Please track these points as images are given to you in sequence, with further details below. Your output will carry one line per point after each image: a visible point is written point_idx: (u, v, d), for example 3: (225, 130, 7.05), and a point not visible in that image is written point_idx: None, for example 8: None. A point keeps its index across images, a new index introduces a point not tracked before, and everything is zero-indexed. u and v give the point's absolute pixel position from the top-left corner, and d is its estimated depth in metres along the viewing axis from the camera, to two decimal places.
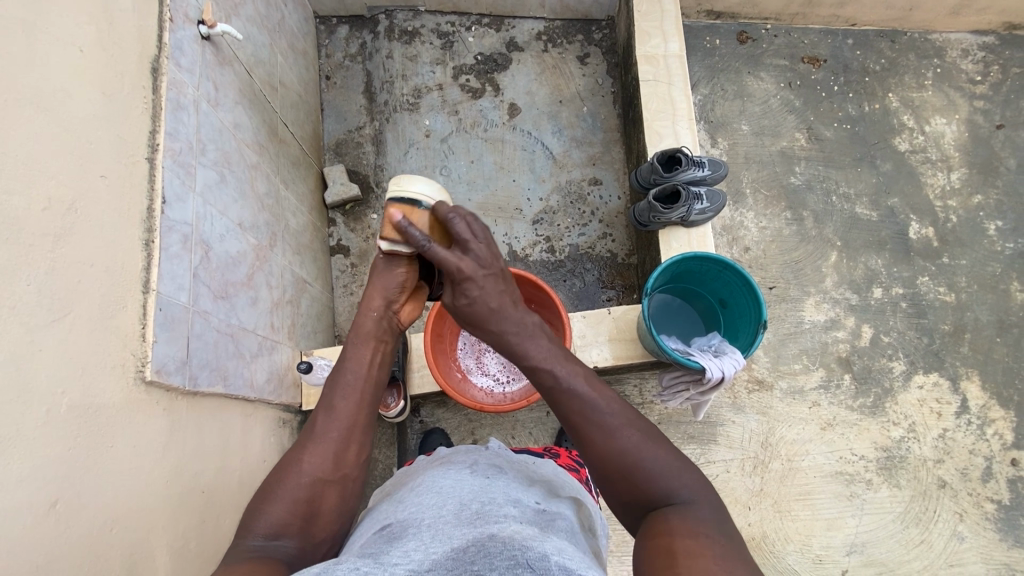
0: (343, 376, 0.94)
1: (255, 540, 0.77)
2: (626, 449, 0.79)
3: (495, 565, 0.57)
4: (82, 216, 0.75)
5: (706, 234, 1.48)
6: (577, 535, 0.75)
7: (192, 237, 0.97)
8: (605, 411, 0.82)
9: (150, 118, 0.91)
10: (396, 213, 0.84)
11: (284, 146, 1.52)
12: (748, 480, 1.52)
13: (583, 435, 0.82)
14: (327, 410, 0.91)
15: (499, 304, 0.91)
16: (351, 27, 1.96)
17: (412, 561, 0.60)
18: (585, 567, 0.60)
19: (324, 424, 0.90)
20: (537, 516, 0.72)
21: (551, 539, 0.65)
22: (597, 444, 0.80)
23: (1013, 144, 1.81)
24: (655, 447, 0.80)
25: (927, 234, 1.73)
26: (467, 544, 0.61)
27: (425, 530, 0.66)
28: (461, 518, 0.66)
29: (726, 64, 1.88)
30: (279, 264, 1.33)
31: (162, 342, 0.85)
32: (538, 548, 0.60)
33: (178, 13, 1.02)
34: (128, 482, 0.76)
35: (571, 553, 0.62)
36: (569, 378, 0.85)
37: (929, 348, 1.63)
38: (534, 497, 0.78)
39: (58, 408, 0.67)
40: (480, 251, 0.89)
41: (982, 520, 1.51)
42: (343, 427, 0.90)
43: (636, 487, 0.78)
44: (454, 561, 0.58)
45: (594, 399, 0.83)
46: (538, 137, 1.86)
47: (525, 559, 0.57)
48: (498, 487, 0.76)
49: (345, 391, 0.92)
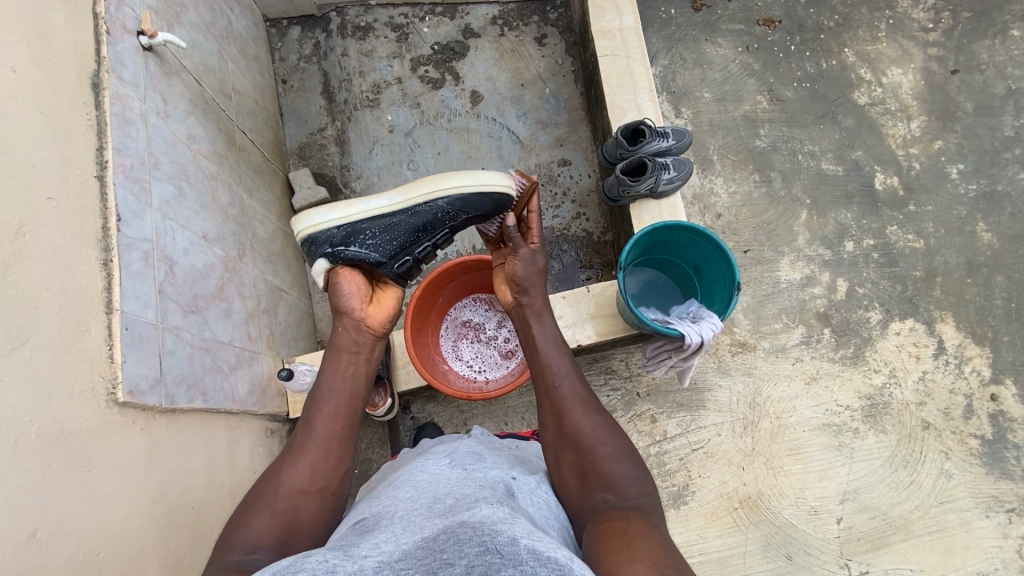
0: (320, 389, 0.99)
1: (233, 555, 0.78)
2: (595, 427, 0.91)
3: (464, 553, 0.57)
4: (32, 240, 0.72)
5: (676, 203, 1.49)
6: (548, 521, 0.78)
7: (154, 253, 0.95)
8: (584, 393, 0.97)
9: (96, 134, 0.89)
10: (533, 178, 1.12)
11: (244, 154, 1.49)
12: (739, 441, 1.55)
13: (562, 404, 0.96)
14: (305, 425, 0.96)
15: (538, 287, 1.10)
16: (302, 27, 1.92)
17: (382, 553, 0.61)
18: (556, 547, 0.59)
19: (304, 433, 0.96)
20: (509, 498, 0.75)
21: (522, 522, 0.66)
22: (573, 416, 0.93)
23: (968, 88, 1.84)
24: (616, 436, 0.91)
25: (892, 183, 1.76)
26: (437, 532, 0.62)
27: (397, 522, 0.68)
28: (433, 511, 0.69)
29: (683, 33, 1.88)
30: (250, 273, 1.32)
31: (132, 361, 0.83)
32: (508, 532, 0.60)
33: (115, 24, 0.99)
34: (110, 505, 0.75)
35: (542, 535, 0.62)
36: (559, 363, 1.02)
37: (904, 295, 1.67)
38: (511, 479, 0.82)
39: (28, 437, 0.66)
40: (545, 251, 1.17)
41: (967, 456, 1.55)
42: (319, 439, 0.95)
43: (596, 465, 0.86)
44: (424, 550, 0.59)
45: (575, 383, 0.99)
46: (503, 123, 1.85)
47: (493, 545, 0.57)
48: (475, 476, 0.79)
49: (320, 406, 0.97)
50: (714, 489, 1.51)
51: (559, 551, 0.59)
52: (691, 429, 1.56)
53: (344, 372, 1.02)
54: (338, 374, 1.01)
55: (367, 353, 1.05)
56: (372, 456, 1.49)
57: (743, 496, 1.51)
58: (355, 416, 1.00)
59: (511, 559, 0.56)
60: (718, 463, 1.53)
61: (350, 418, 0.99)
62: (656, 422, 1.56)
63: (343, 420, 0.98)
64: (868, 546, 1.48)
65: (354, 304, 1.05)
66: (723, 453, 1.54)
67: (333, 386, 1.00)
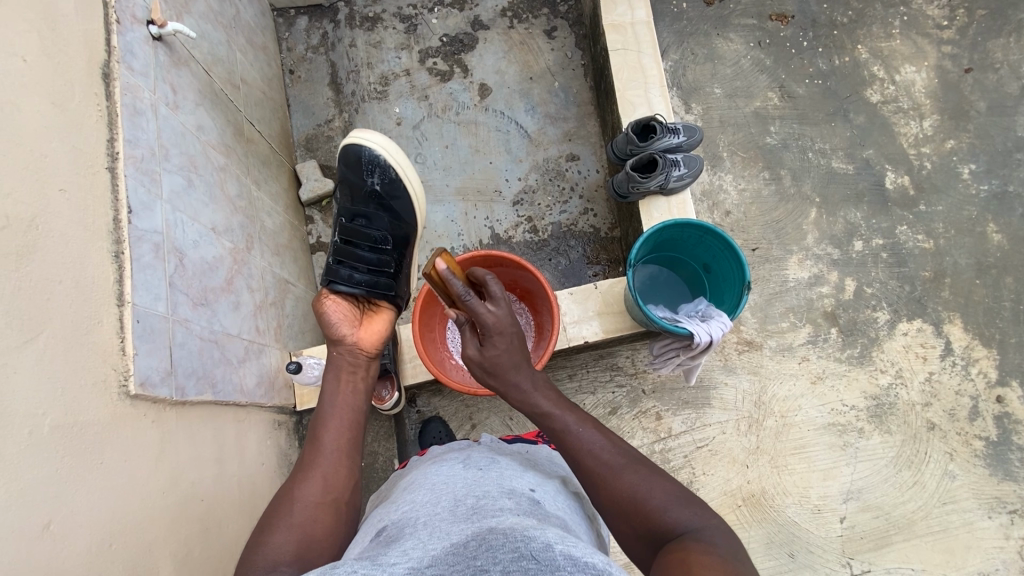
0: (324, 408, 1.02)
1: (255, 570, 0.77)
2: (637, 486, 0.82)
3: (498, 558, 0.58)
4: (45, 232, 0.72)
5: (685, 201, 1.48)
6: (572, 525, 0.80)
7: (164, 245, 0.95)
8: (611, 452, 0.87)
9: (107, 125, 0.88)
10: (442, 264, 0.90)
11: (252, 145, 1.48)
12: (744, 439, 1.55)
13: (593, 478, 0.85)
14: (312, 442, 0.98)
15: (519, 359, 0.97)
16: (310, 17, 1.91)
17: (411, 560, 0.62)
18: (589, 552, 0.61)
19: (311, 452, 0.96)
20: (531, 506, 0.76)
21: (549, 528, 0.67)
22: (608, 486, 0.83)
23: (982, 87, 1.82)
24: (661, 482, 0.82)
25: (903, 182, 1.75)
26: (467, 539, 0.63)
27: (422, 528, 0.69)
28: (457, 516, 0.70)
29: (695, 28, 1.86)
30: (258, 266, 1.31)
31: (143, 354, 0.84)
32: (541, 538, 0.61)
33: (125, 14, 0.98)
34: (123, 497, 0.75)
35: (574, 541, 0.63)
36: (579, 431, 0.90)
37: (912, 295, 1.66)
38: (529, 485, 0.83)
39: (42, 430, 0.66)
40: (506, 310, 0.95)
41: (972, 457, 1.55)
42: (329, 453, 0.96)
43: (652, 527, 0.78)
44: (456, 557, 0.61)
45: (600, 443, 0.89)
46: (511, 116, 1.84)
47: (529, 551, 0.58)
48: (492, 478, 0.81)
49: (329, 422, 1.00)
50: (718, 486, 1.52)
51: (594, 555, 0.60)
52: (697, 427, 1.56)
53: (346, 387, 1.06)
54: (339, 391, 1.05)
55: (364, 370, 1.11)
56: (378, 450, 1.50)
57: (747, 493, 1.51)
58: (359, 429, 1.02)
59: (548, 564, 0.57)
60: (722, 461, 1.54)
61: (357, 431, 1.02)
62: (661, 419, 1.56)
63: (351, 432, 1.00)
64: (871, 545, 1.49)
65: (342, 325, 1.12)
66: (728, 451, 1.54)
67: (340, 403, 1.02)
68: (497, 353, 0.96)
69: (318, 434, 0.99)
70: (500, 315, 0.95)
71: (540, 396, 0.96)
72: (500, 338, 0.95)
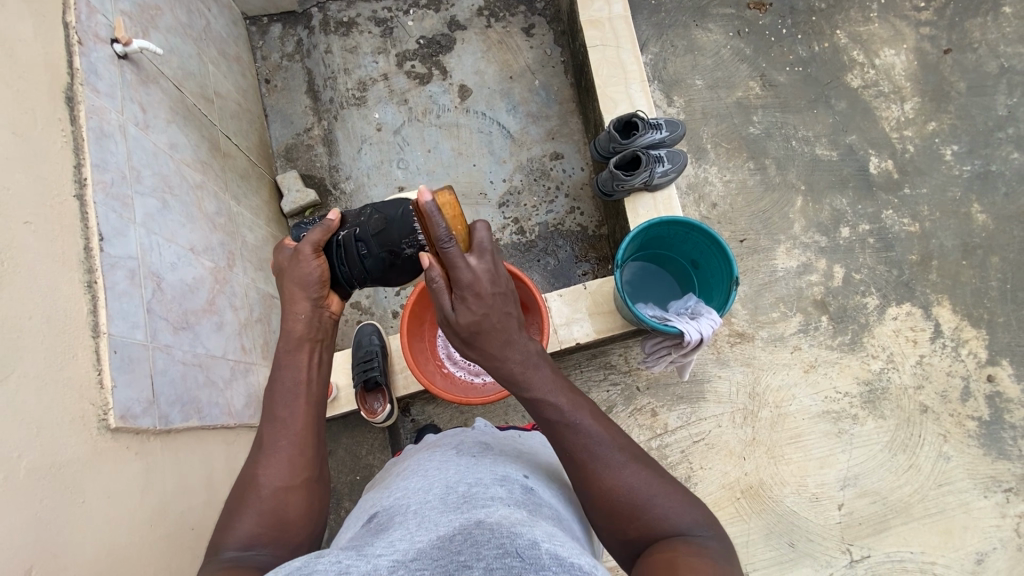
0: (281, 383, 0.92)
1: (226, 553, 0.75)
2: (635, 486, 0.77)
3: (482, 555, 0.57)
4: (10, 268, 0.70)
5: (671, 196, 1.47)
6: (564, 517, 0.80)
7: (140, 270, 0.93)
8: (609, 444, 0.80)
9: (74, 151, 0.86)
10: (425, 196, 0.77)
11: (229, 160, 1.45)
12: (740, 431, 1.55)
13: (585, 468, 0.79)
14: (271, 420, 0.90)
15: (511, 330, 0.83)
16: (284, 25, 1.88)
17: (396, 552, 0.61)
18: (575, 553, 0.60)
19: (270, 428, 0.89)
20: (524, 497, 0.76)
21: (539, 524, 0.67)
22: (605, 481, 0.78)
23: (962, 67, 1.82)
24: (660, 483, 0.78)
25: (887, 167, 1.75)
26: (453, 532, 0.62)
27: (411, 516, 0.69)
28: (447, 504, 0.70)
29: (673, 19, 1.85)
30: (241, 283, 1.29)
31: (123, 386, 0.82)
32: (527, 536, 0.60)
33: (87, 34, 0.96)
34: (108, 534, 0.74)
35: (562, 540, 0.63)
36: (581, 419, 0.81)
37: (900, 280, 1.66)
38: (521, 473, 0.83)
39: (16, 472, 0.64)
40: (492, 267, 0.82)
41: (965, 438, 1.56)
42: (293, 434, 0.89)
43: (644, 531, 0.75)
44: (440, 550, 0.59)
45: (598, 434, 0.81)
46: (493, 117, 1.82)
47: (514, 548, 0.57)
48: (484, 465, 0.81)
49: (288, 400, 0.91)
50: (716, 480, 1.52)
51: (581, 557, 0.59)
52: (692, 421, 1.56)
53: (310, 362, 0.95)
54: (303, 365, 0.94)
55: (329, 335, 1.00)
56: (373, 461, 1.49)
57: (746, 485, 1.52)
58: (323, 403, 0.94)
59: (533, 563, 0.56)
60: (719, 454, 1.54)
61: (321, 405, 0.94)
62: (656, 416, 1.56)
63: (314, 409, 0.92)
64: (870, 530, 1.49)
65: (317, 286, 0.97)
66: (724, 444, 1.54)
67: (299, 377, 0.93)
68: (476, 317, 0.81)
69: (276, 412, 0.90)
70: (479, 274, 0.80)
71: (535, 380, 0.83)
72: (476, 301, 0.81)
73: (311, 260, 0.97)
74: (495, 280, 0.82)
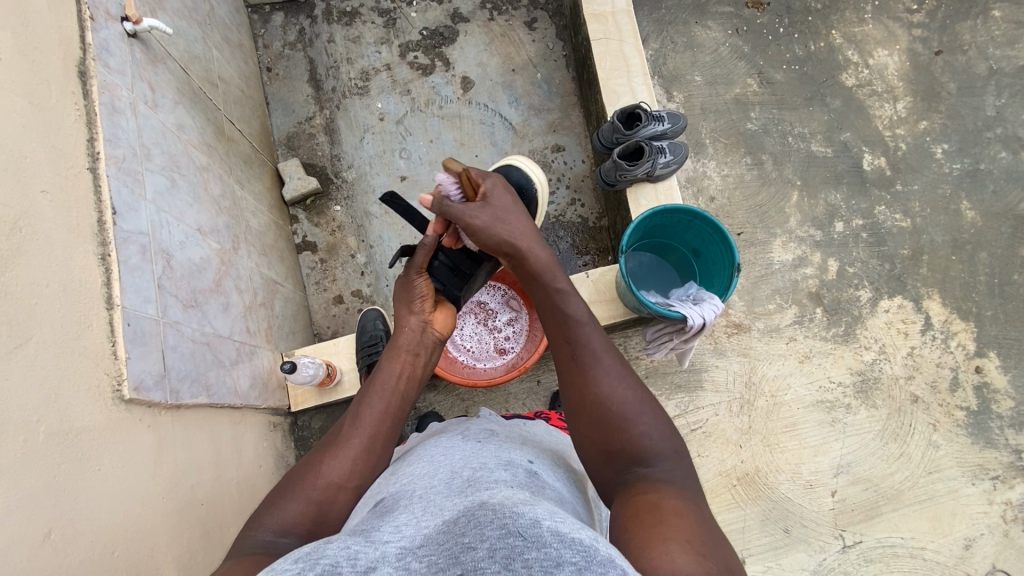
0: (372, 384, 0.99)
1: (263, 537, 0.78)
2: (629, 403, 0.86)
3: (486, 537, 0.56)
4: (28, 235, 0.70)
5: (672, 187, 1.50)
6: (573, 503, 0.80)
7: (151, 246, 0.93)
8: (613, 361, 0.90)
9: (86, 125, 0.86)
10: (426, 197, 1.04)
11: (233, 144, 1.45)
12: (736, 419, 1.58)
13: (585, 381, 0.89)
14: (353, 417, 0.94)
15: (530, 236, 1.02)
16: (286, 13, 1.87)
17: (403, 540, 0.61)
18: (579, 528, 0.58)
19: (350, 426, 0.93)
20: (528, 480, 0.75)
21: (541, 503, 0.65)
22: (602, 394, 0.87)
23: (953, 68, 1.87)
24: (650, 406, 0.87)
25: (880, 164, 1.79)
26: (457, 515, 0.61)
27: (417, 502, 0.69)
28: (452, 489, 0.70)
29: (674, 16, 1.88)
30: (246, 266, 1.29)
31: (136, 358, 0.82)
32: (529, 515, 0.58)
33: (98, 11, 0.95)
34: (121, 503, 0.74)
35: (564, 516, 0.61)
36: (587, 333, 0.93)
37: (892, 273, 1.70)
38: (527, 458, 0.82)
39: (35, 436, 0.64)
40: (494, 186, 1.04)
41: (954, 427, 1.60)
42: (366, 435, 0.92)
43: (626, 445, 0.83)
44: (445, 535, 0.59)
45: (602, 350, 0.91)
46: (495, 109, 1.84)
47: (516, 528, 0.55)
48: (489, 451, 0.81)
49: (372, 402, 0.96)
50: (713, 467, 1.55)
51: (582, 532, 0.57)
52: (690, 410, 1.58)
53: (401, 371, 1.02)
54: (394, 373, 1.01)
55: (425, 356, 1.07)
56: None
57: (741, 473, 1.55)
58: (400, 417, 0.98)
59: (534, 541, 0.54)
60: (716, 441, 1.56)
61: (396, 423, 0.97)
62: None
63: (390, 420, 0.96)
64: (862, 516, 1.53)
65: (419, 301, 1.10)
66: (722, 431, 1.57)
67: (387, 383, 0.99)
68: (488, 220, 1.01)
69: (360, 408, 0.95)
70: (492, 196, 1.03)
71: (556, 274, 0.99)
72: (486, 211, 1.02)
73: (415, 279, 1.10)
74: (503, 196, 1.04)
